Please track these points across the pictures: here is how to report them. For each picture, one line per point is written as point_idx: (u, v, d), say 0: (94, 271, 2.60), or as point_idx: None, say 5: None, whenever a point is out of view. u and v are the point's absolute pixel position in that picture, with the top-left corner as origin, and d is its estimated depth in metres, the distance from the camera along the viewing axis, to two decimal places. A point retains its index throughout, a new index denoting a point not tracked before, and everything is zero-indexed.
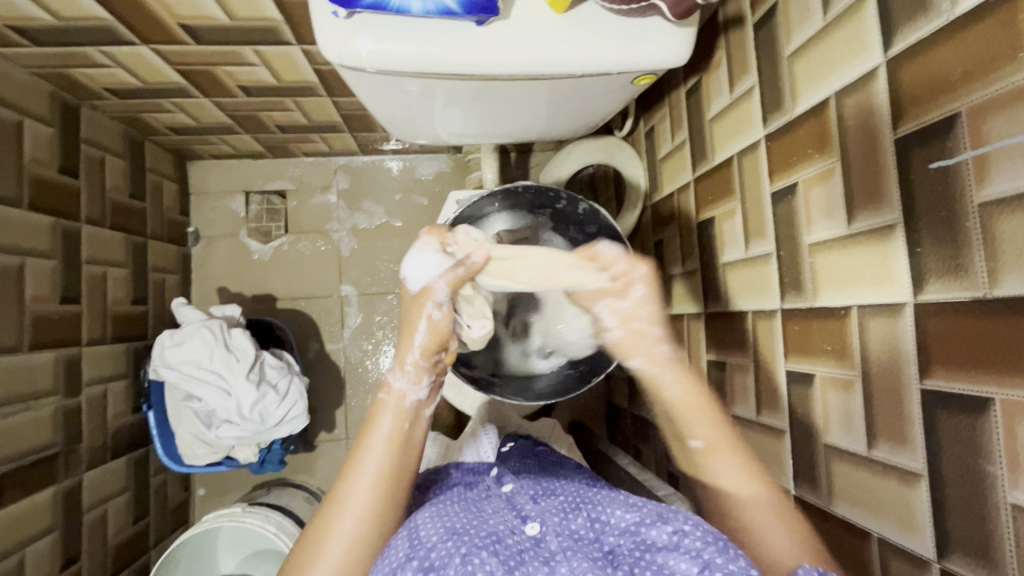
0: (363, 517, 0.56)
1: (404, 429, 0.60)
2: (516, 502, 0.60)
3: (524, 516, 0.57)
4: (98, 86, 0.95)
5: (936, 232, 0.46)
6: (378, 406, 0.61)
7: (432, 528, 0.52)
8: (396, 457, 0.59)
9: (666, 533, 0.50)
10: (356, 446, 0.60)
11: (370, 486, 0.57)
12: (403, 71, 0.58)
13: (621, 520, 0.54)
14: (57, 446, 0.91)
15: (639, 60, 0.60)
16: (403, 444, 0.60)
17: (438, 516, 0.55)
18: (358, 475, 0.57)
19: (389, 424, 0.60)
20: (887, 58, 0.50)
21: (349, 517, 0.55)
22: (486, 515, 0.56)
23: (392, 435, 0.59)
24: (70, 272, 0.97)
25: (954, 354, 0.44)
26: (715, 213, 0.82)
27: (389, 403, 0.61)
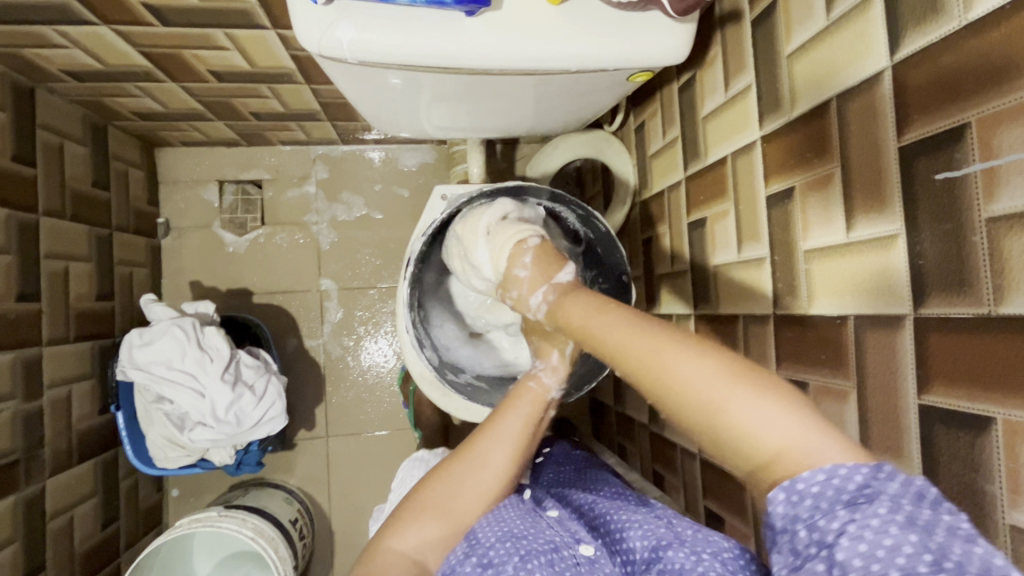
0: (491, 477, 0.61)
1: (539, 422, 0.68)
2: (568, 524, 0.61)
3: (577, 537, 0.58)
4: (55, 68, 0.89)
5: (940, 244, 0.45)
6: (524, 388, 0.69)
7: (492, 529, 0.55)
8: (530, 437, 0.66)
9: (683, 554, 0.50)
10: (491, 416, 0.66)
11: (503, 451, 0.62)
12: (387, 63, 0.54)
13: (644, 546, 0.54)
14: (17, 453, 0.86)
15: (636, 58, 0.57)
16: (535, 426, 0.67)
17: (497, 519, 0.57)
18: (492, 437, 0.63)
19: (528, 408, 0.67)
20: (892, 63, 0.49)
21: (479, 474, 0.61)
22: (542, 526, 0.58)
23: (533, 419, 0.67)
24: (28, 268, 0.91)
25: (954, 369, 0.44)
26: (706, 214, 0.80)
27: (530, 392, 0.68)
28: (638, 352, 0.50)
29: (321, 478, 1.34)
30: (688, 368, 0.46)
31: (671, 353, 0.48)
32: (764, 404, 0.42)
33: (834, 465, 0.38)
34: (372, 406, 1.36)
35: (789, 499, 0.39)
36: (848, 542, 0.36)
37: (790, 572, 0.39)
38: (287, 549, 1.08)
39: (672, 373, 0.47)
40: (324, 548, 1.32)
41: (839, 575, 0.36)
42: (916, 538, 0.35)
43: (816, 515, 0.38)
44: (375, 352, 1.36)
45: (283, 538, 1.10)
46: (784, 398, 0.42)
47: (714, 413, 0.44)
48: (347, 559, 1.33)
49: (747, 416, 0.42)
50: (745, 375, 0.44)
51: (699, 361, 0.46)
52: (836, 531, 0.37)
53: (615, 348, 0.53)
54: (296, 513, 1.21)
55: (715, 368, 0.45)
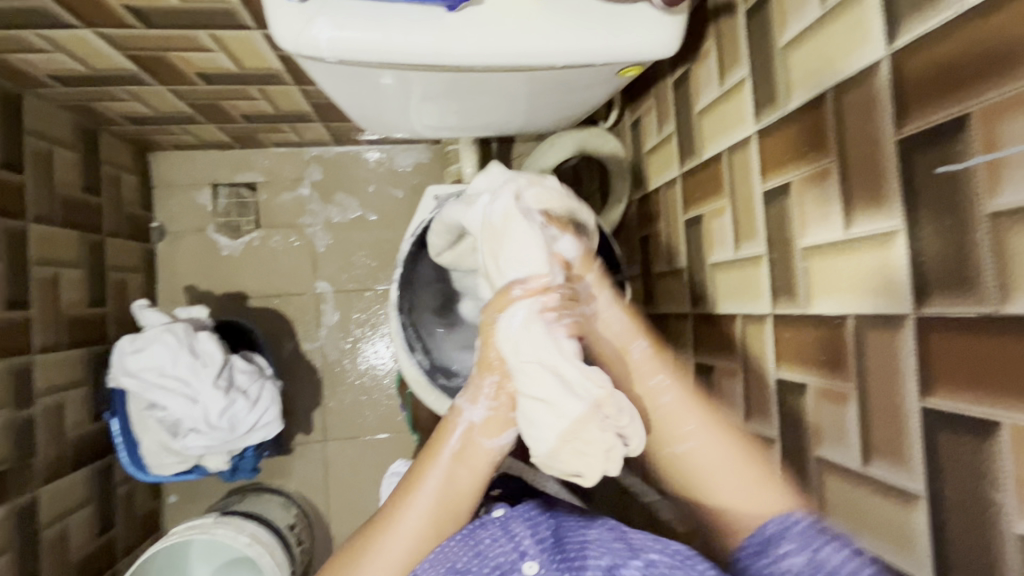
0: (411, 542, 0.56)
1: (467, 456, 0.57)
2: (515, 525, 0.59)
3: (523, 549, 0.57)
4: (40, 74, 0.88)
5: (940, 239, 0.43)
6: (447, 425, 0.57)
7: (432, 569, 0.55)
8: (454, 480, 0.56)
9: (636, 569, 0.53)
10: (415, 464, 0.58)
11: (419, 514, 0.56)
12: (367, 62, 0.53)
13: (600, 565, 0.54)
14: (7, 463, 0.85)
15: (624, 52, 0.55)
16: (461, 465, 0.56)
17: (439, 555, 0.56)
18: (409, 499, 0.56)
19: (451, 446, 0.56)
20: (889, 52, 0.47)
21: (400, 540, 0.56)
22: (488, 543, 0.57)
23: (455, 463, 0.56)
24: (17, 275, 0.91)
25: (958, 371, 0.42)
26: (703, 211, 0.78)
27: (454, 424, 0.57)
28: (655, 403, 0.60)
29: (320, 482, 1.33)
30: (682, 431, 0.59)
31: (694, 421, 0.59)
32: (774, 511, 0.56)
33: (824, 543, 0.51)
34: (370, 408, 1.34)
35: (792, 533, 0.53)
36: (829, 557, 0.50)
37: (766, 541, 0.54)
38: (284, 556, 1.07)
39: (686, 442, 0.59)
40: (323, 552, 1.31)
41: (817, 566, 0.50)
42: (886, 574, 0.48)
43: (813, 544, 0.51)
44: (372, 354, 1.34)
45: (281, 544, 1.09)
46: (775, 496, 0.56)
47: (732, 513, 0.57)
48: None
49: (708, 459, 0.58)
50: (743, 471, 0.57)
51: (710, 434, 0.59)
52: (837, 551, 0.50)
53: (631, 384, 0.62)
54: (294, 518, 1.20)
55: (718, 440, 0.59)
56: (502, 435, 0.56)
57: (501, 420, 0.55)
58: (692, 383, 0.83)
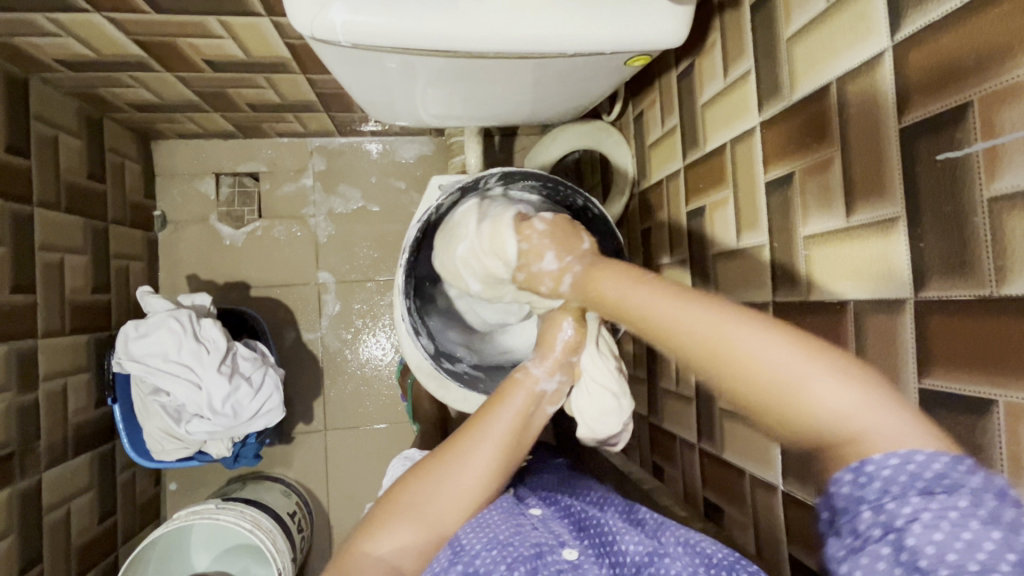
0: (479, 478, 0.58)
1: (534, 414, 0.63)
2: (551, 525, 0.59)
3: (563, 539, 0.55)
4: (48, 58, 0.88)
5: (940, 225, 0.44)
6: (516, 385, 0.64)
7: (475, 536, 0.53)
8: (521, 437, 0.62)
9: (679, 563, 0.52)
10: (482, 411, 0.62)
11: (491, 450, 0.59)
12: (381, 46, 0.54)
13: (636, 554, 0.54)
14: (12, 445, 0.86)
15: (633, 41, 0.57)
16: (528, 425, 0.62)
17: (481, 526, 0.55)
18: (477, 436, 0.59)
19: (522, 403, 0.63)
20: (893, 43, 0.48)
21: (468, 472, 0.58)
22: (527, 528, 0.56)
23: (523, 415, 0.62)
24: (22, 259, 0.91)
25: (955, 352, 0.43)
26: (705, 203, 0.79)
27: (522, 383, 0.65)
28: (665, 322, 0.48)
29: (320, 471, 1.33)
30: (735, 350, 0.44)
31: (735, 332, 0.45)
32: (833, 385, 0.40)
33: (909, 451, 0.37)
34: (370, 399, 1.35)
35: (857, 480, 0.38)
36: (921, 529, 0.35)
37: (849, 554, 0.38)
38: (285, 542, 1.08)
39: (736, 349, 0.44)
40: (323, 541, 1.32)
41: (905, 561, 0.35)
42: (999, 534, 0.34)
43: (884, 498, 0.37)
44: (373, 344, 1.35)
45: (282, 531, 1.10)
46: (857, 380, 0.40)
47: (794, 393, 0.41)
48: None
49: (829, 400, 0.40)
50: (815, 357, 0.42)
51: (764, 339, 0.43)
52: (907, 517, 0.36)
53: (628, 312, 0.52)
54: (294, 506, 1.21)
55: (792, 352, 0.43)
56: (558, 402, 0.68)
57: (560, 391, 0.67)
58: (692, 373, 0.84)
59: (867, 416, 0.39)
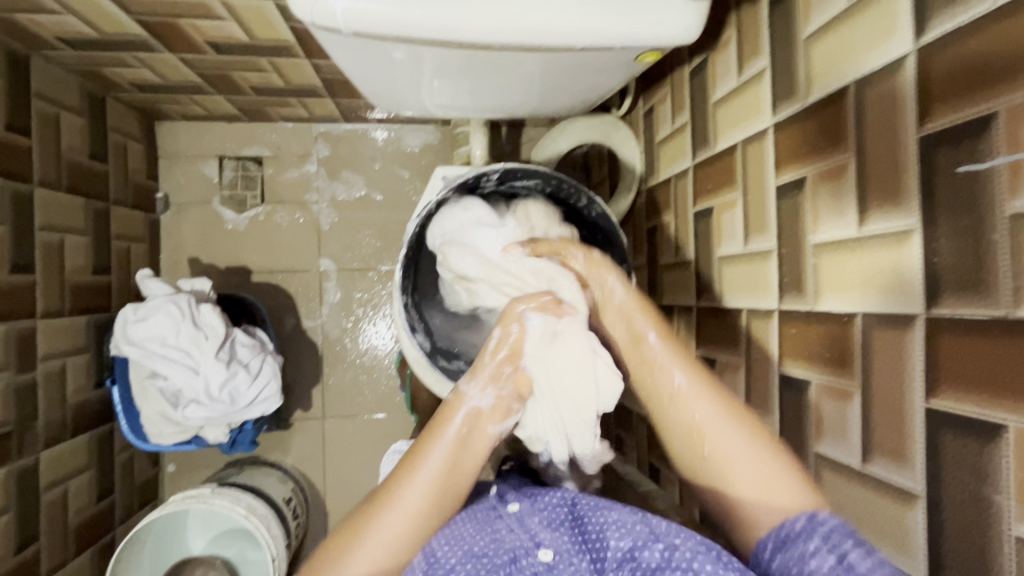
0: (412, 519, 0.55)
1: (472, 438, 0.58)
2: (528, 521, 0.57)
3: (538, 540, 0.55)
4: (49, 36, 0.87)
5: (957, 241, 0.42)
6: (449, 410, 0.59)
7: (450, 550, 0.53)
8: (459, 463, 0.57)
9: (659, 553, 0.51)
10: (418, 442, 0.58)
11: (419, 491, 0.55)
12: (382, 36, 0.52)
13: (618, 549, 0.53)
14: (9, 425, 0.86)
15: (644, 36, 0.55)
16: (465, 449, 0.58)
17: (456, 538, 0.54)
18: (413, 473, 0.56)
19: (456, 428, 0.58)
20: (916, 47, 0.46)
21: (400, 514, 0.55)
22: (502, 533, 0.56)
23: (460, 444, 0.57)
24: (22, 238, 0.90)
25: (965, 373, 0.42)
26: (713, 203, 0.78)
27: (458, 407, 0.59)
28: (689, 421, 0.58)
29: (317, 458, 1.34)
30: (719, 448, 0.56)
31: (728, 436, 0.56)
32: (748, 461, 0.54)
33: (821, 516, 0.49)
34: (368, 388, 1.35)
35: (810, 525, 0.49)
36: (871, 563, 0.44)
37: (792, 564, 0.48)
38: (280, 528, 1.08)
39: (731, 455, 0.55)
40: (318, 527, 1.33)
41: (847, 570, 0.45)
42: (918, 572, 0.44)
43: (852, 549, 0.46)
44: (373, 333, 1.35)
45: (277, 517, 1.10)
46: (764, 450, 0.54)
47: (724, 472, 0.55)
48: None
49: (745, 472, 0.54)
50: (767, 456, 0.54)
51: (736, 445, 0.55)
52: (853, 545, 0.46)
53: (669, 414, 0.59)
54: (291, 492, 1.21)
55: (760, 459, 0.54)
56: (504, 421, 0.59)
57: (504, 408, 0.59)
58: None
59: (741, 464, 0.54)
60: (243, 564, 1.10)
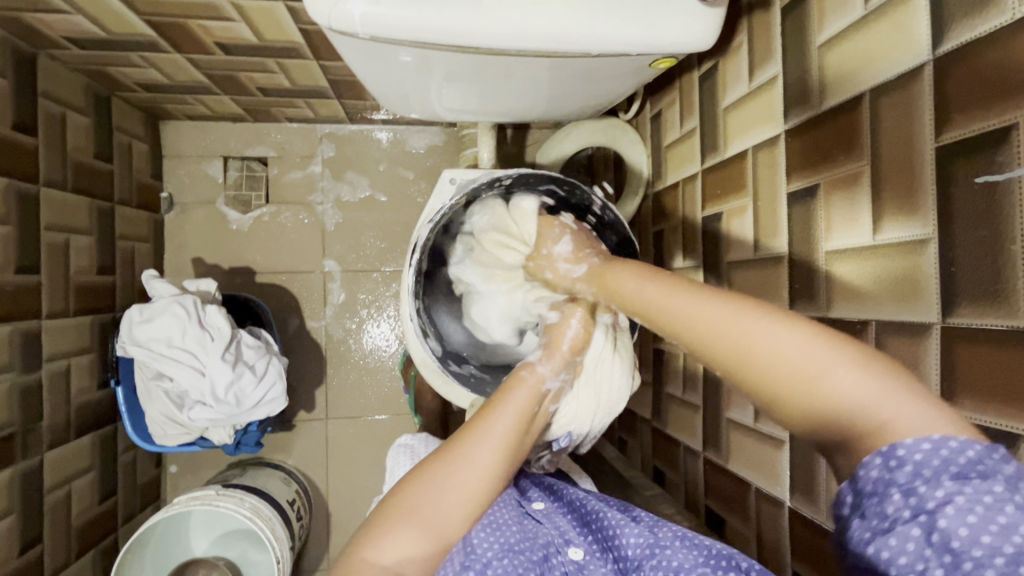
0: (483, 477, 0.58)
1: (534, 411, 0.63)
2: (555, 519, 0.62)
3: (568, 539, 0.59)
4: (56, 35, 0.86)
5: (975, 251, 0.43)
6: (518, 383, 0.64)
7: (488, 542, 0.54)
8: (522, 430, 0.62)
9: (684, 553, 0.53)
10: (483, 409, 0.62)
11: (491, 450, 0.59)
12: (399, 40, 0.52)
13: (637, 546, 0.55)
14: (14, 426, 0.85)
15: (660, 43, 0.55)
16: (530, 421, 0.63)
17: (492, 528, 0.56)
18: (480, 434, 0.60)
19: (524, 400, 0.63)
20: (934, 57, 0.46)
21: (472, 468, 0.58)
22: (533, 528, 0.59)
23: (525, 412, 0.62)
24: (28, 239, 0.90)
25: (983, 384, 0.42)
26: (723, 209, 0.78)
27: (527, 382, 0.64)
28: (690, 322, 0.53)
29: (320, 459, 1.33)
30: (785, 359, 0.47)
31: (751, 328, 0.49)
32: (836, 371, 0.44)
33: (943, 437, 0.38)
34: (372, 389, 1.35)
35: (887, 463, 0.40)
36: (953, 511, 0.37)
37: (875, 535, 0.40)
38: (284, 530, 1.08)
39: (763, 352, 0.48)
40: (321, 528, 1.33)
41: (939, 543, 0.37)
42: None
43: (917, 483, 0.39)
44: (377, 335, 1.34)
45: (281, 519, 1.10)
46: (861, 364, 0.44)
47: (812, 379, 0.45)
48: (342, 539, 1.34)
49: (846, 389, 0.44)
50: (835, 351, 0.45)
51: (810, 351, 0.46)
52: (939, 500, 0.37)
53: (667, 318, 0.56)
54: (294, 493, 1.21)
55: (813, 355, 0.46)
56: (556, 403, 0.67)
57: (562, 389, 0.67)
58: (700, 379, 0.83)
59: (847, 386, 0.43)
60: (246, 565, 1.09)
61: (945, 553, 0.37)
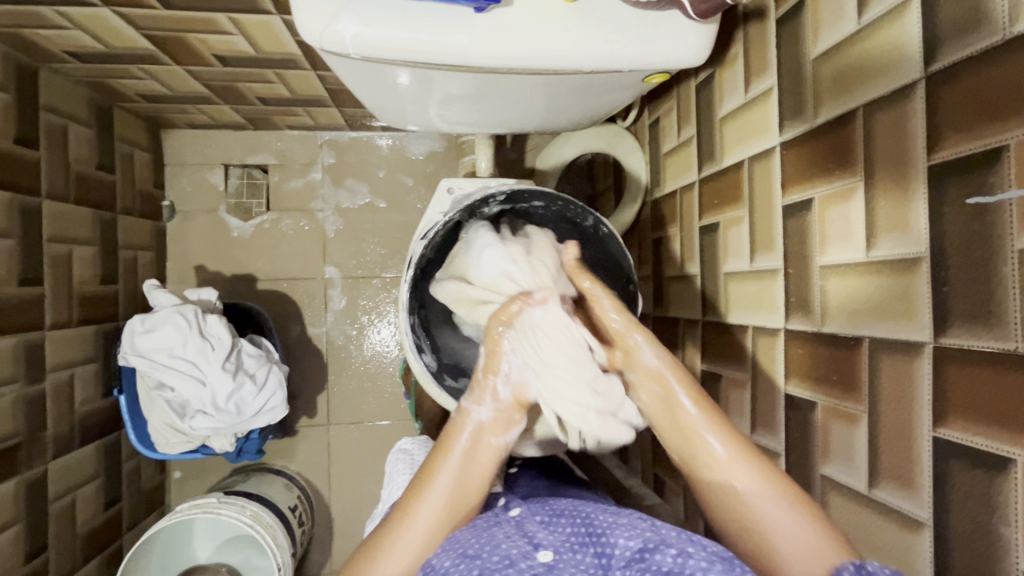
0: (425, 536, 0.57)
1: (479, 453, 0.61)
2: (527, 525, 0.57)
3: (537, 542, 0.54)
4: (57, 49, 0.87)
5: (966, 272, 0.42)
6: (453, 430, 0.62)
7: (445, 556, 0.53)
8: (466, 479, 0.60)
9: (671, 556, 0.48)
10: (424, 466, 0.61)
11: (430, 509, 0.58)
12: (391, 60, 0.52)
13: (625, 548, 0.51)
14: (19, 436, 0.87)
15: (652, 59, 0.55)
16: (474, 464, 0.60)
17: (453, 545, 0.54)
18: (421, 496, 0.58)
19: (460, 446, 0.61)
20: (926, 74, 0.46)
21: (414, 533, 0.57)
22: (500, 535, 0.55)
23: (466, 461, 0.60)
24: (31, 251, 0.91)
25: (972, 405, 0.42)
26: (719, 219, 0.77)
27: (462, 424, 0.62)
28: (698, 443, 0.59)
29: (322, 465, 1.34)
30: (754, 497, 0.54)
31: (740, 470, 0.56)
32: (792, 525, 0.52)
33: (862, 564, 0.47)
34: (373, 394, 1.35)
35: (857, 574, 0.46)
36: None
37: None
38: (286, 536, 1.09)
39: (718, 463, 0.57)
40: (324, 534, 1.34)
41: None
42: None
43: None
44: (378, 341, 1.35)
45: (283, 526, 1.11)
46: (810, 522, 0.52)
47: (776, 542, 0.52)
48: (345, 543, 1.35)
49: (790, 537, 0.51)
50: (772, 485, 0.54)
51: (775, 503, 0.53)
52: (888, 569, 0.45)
53: (695, 443, 0.59)
54: (296, 500, 1.22)
55: (754, 482, 0.55)
56: (507, 432, 0.63)
57: (505, 418, 0.62)
58: None
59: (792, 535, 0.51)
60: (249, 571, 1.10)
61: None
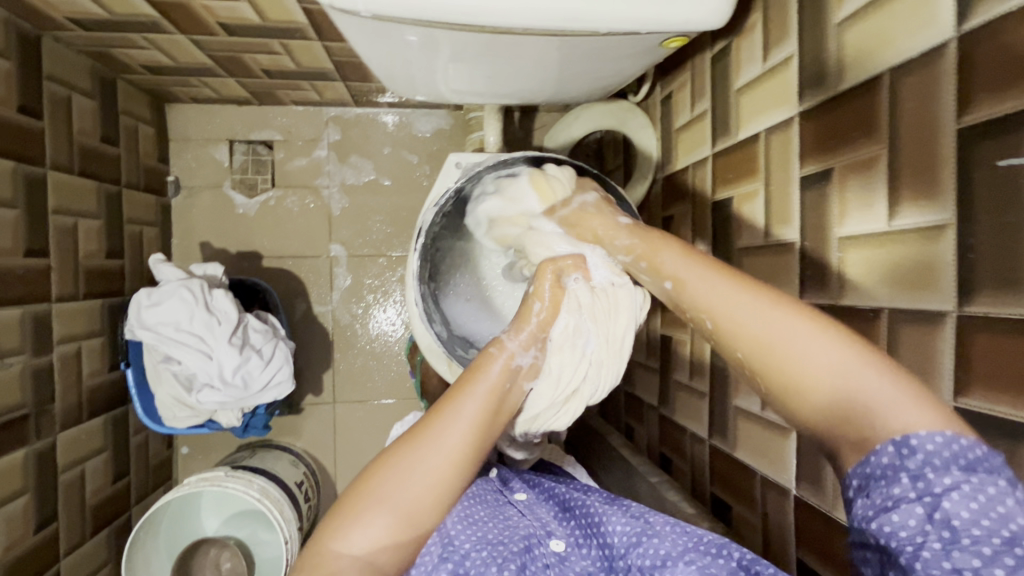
0: (449, 458, 0.52)
1: (512, 388, 0.58)
2: (536, 511, 0.62)
3: (550, 530, 0.59)
4: (59, 16, 0.86)
5: (996, 238, 0.41)
6: (487, 357, 0.58)
7: (466, 535, 0.53)
8: (494, 395, 0.56)
9: (670, 541, 0.53)
10: (452, 387, 0.56)
11: (459, 433, 0.53)
12: (402, 18, 0.51)
13: (623, 535, 0.56)
14: (27, 407, 0.87)
15: (669, 21, 0.53)
16: (505, 402, 0.57)
17: (468, 522, 0.55)
18: (448, 410, 0.54)
19: (495, 377, 0.57)
20: (959, 34, 0.44)
21: (440, 452, 0.52)
22: (514, 519, 0.59)
23: (500, 385, 0.57)
24: (35, 222, 0.90)
25: (996, 374, 0.41)
26: (734, 193, 0.76)
27: (498, 358, 0.58)
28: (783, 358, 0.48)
29: (329, 443, 1.35)
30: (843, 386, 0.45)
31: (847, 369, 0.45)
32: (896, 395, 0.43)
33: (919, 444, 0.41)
34: (378, 373, 1.35)
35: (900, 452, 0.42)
36: (958, 497, 0.39)
37: (878, 513, 0.42)
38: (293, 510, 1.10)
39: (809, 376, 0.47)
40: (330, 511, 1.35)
41: (940, 523, 0.40)
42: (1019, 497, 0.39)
43: (926, 469, 0.41)
44: (384, 320, 1.35)
45: (290, 501, 1.11)
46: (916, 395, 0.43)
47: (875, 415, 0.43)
48: None
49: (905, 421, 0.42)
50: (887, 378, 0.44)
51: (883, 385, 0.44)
52: (946, 487, 0.40)
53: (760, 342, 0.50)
54: (302, 476, 1.22)
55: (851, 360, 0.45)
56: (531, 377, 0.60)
57: (536, 362, 0.60)
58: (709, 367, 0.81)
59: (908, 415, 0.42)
60: (255, 545, 1.11)
61: (944, 530, 0.40)
